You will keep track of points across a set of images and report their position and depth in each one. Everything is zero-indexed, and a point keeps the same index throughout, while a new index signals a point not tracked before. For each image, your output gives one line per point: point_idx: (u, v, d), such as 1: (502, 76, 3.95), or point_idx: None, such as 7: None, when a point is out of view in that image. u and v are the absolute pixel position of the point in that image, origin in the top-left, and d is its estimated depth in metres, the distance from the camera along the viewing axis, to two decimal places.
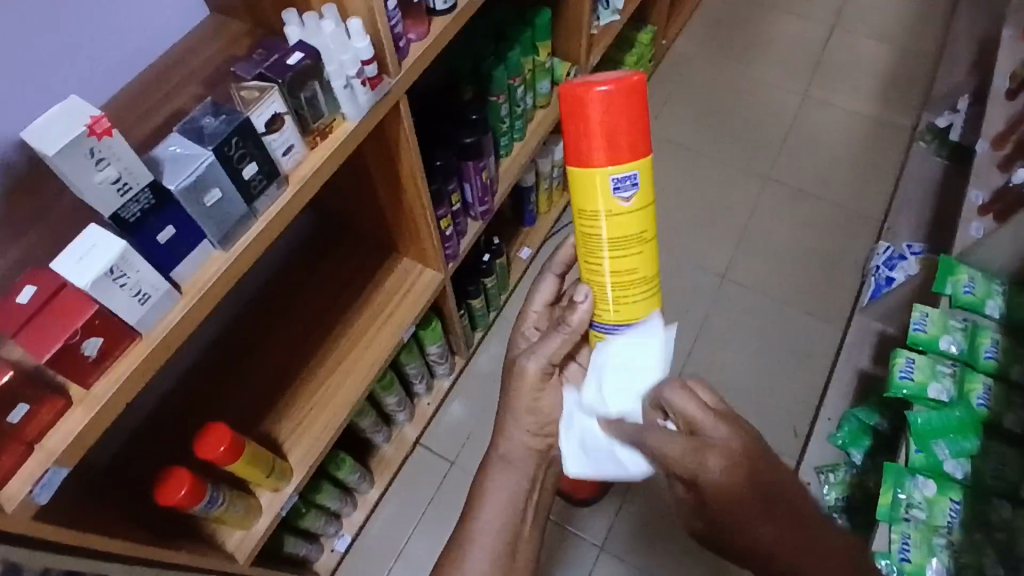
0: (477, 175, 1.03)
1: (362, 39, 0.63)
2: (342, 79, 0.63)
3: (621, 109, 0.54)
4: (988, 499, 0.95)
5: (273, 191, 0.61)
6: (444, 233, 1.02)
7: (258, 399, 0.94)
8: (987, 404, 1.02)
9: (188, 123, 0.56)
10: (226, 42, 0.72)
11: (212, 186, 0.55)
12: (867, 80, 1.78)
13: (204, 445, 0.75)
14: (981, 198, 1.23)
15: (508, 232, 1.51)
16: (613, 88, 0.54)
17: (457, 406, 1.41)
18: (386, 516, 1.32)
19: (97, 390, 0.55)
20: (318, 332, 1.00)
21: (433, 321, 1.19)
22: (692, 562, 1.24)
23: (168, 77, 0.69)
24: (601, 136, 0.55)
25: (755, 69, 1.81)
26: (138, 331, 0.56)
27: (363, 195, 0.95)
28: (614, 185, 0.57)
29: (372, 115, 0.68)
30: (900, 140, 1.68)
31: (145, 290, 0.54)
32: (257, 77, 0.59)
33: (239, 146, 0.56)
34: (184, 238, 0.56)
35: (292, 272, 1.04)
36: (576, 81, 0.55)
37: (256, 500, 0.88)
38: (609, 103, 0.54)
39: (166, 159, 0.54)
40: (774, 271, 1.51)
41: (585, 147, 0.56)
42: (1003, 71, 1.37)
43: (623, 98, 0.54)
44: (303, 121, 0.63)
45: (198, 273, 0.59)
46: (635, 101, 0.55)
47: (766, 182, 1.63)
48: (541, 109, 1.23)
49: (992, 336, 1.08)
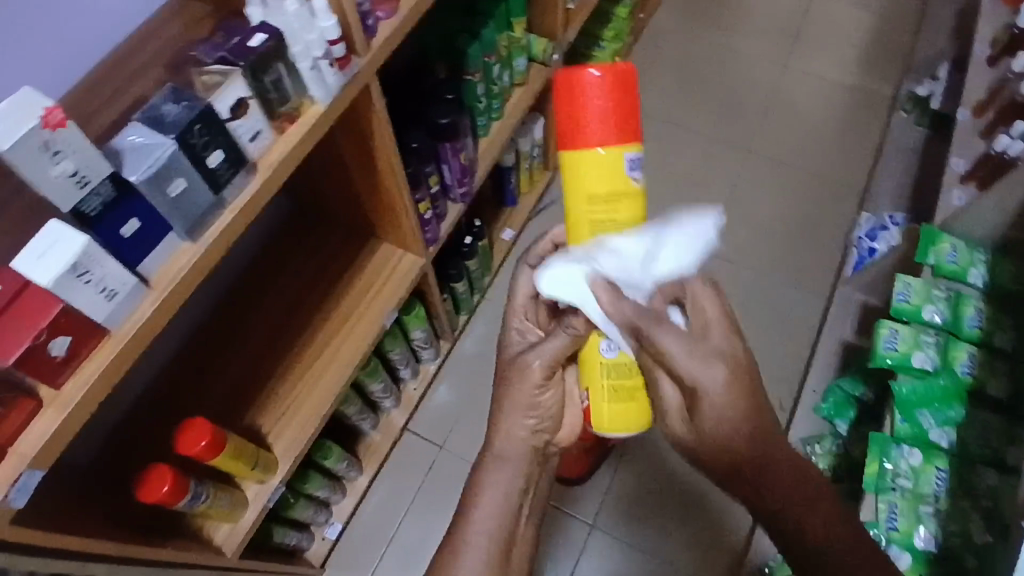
0: (454, 156, 1.01)
1: (328, 17, 0.61)
2: (308, 60, 0.60)
3: (614, 91, 0.58)
4: (973, 467, 0.96)
5: (240, 179, 0.59)
6: (423, 217, 1.00)
7: (240, 390, 0.93)
8: (971, 372, 1.02)
9: (148, 111, 0.54)
10: (189, 24, 0.69)
11: (176, 176, 0.53)
12: (847, 49, 1.77)
13: (184, 440, 0.74)
14: (962, 165, 1.24)
15: (489, 213, 1.49)
16: (604, 73, 0.58)
17: (444, 390, 1.40)
18: (377, 502, 1.32)
19: (68, 390, 0.53)
20: (298, 320, 0.99)
21: (416, 306, 1.17)
22: (682, 536, 1.26)
23: (129, 62, 0.66)
24: (598, 121, 0.59)
25: (735, 41, 1.79)
26: (107, 328, 0.54)
27: (338, 179, 0.93)
28: (630, 165, 0.60)
29: (341, 97, 0.66)
30: (881, 110, 1.67)
31: (112, 286, 0.52)
32: (220, 60, 0.57)
33: (203, 133, 0.54)
34: (149, 231, 0.54)
35: (269, 260, 1.02)
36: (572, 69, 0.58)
37: (242, 493, 0.87)
38: (602, 89, 0.58)
39: (126, 149, 0.52)
40: (758, 244, 1.51)
41: (584, 129, 0.59)
42: (983, 38, 1.37)
43: (615, 82, 0.58)
44: (270, 105, 0.61)
45: (165, 267, 0.57)
46: (627, 84, 0.58)
47: (749, 156, 1.62)
48: (518, 87, 1.21)
49: (975, 304, 1.07)
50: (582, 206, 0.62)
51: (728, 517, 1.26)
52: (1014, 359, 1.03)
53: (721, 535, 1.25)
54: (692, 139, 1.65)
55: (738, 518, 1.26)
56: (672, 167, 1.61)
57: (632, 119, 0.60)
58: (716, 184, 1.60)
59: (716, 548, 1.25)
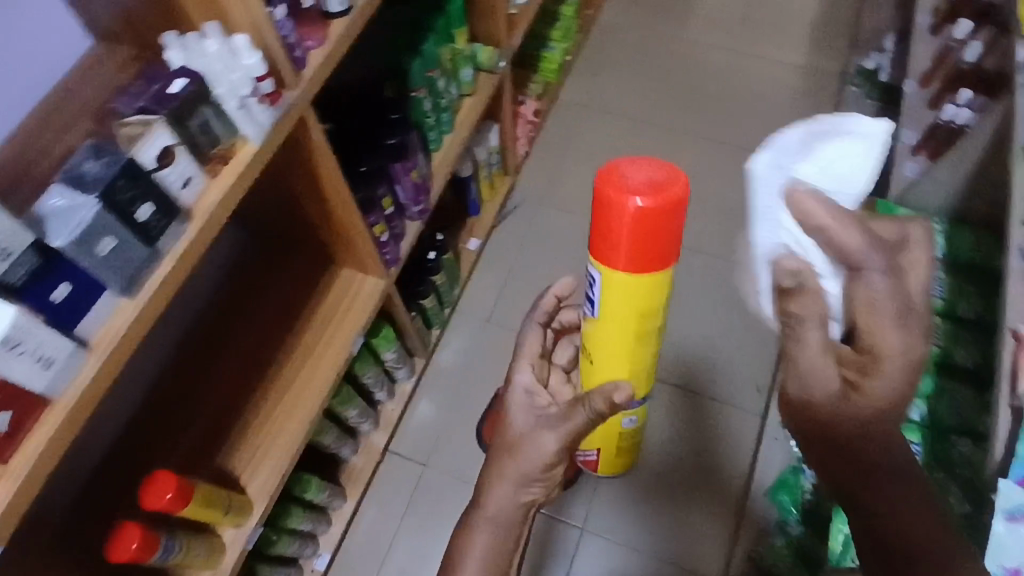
0: (406, 176, 1.00)
1: (251, 55, 0.59)
2: (234, 99, 0.59)
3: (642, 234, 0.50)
4: (947, 438, 0.97)
5: (175, 228, 0.57)
6: (380, 239, 0.99)
7: (208, 434, 0.91)
8: (936, 343, 1.03)
9: (69, 171, 0.52)
10: (116, 70, 0.67)
11: (104, 234, 0.52)
12: (795, 28, 1.78)
13: (148, 495, 0.71)
14: (913, 138, 1.25)
15: (453, 224, 1.48)
16: (648, 204, 0.49)
17: (424, 407, 1.39)
18: (365, 528, 1.30)
19: (14, 465, 0.51)
20: (262, 356, 0.97)
21: (384, 328, 1.16)
22: (674, 531, 1.25)
23: (55, 115, 0.63)
24: (621, 244, 0.52)
25: (685, 29, 1.79)
26: (50, 395, 0.52)
27: (288, 209, 0.91)
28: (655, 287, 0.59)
29: (274, 133, 0.64)
30: (832, 87, 1.69)
31: (49, 353, 0.50)
32: (140, 111, 0.56)
33: (128, 188, 0.53)
34: (82, 294, 0.53)
35: (229, 298, 1.00)
36: (614, 175, 0.50)
37: (219, 539, 0.85)
38: (641, 215, 0.49)
39: (49, 214, 0.50)
40: (724, 230, 1.52)
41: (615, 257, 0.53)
42: (923, 8, 1.38)
43: (645, 226, 0.50)
44: (198, 150, 0.59)
45: (106, 326, 0.55)
46: (658, 225, 0.50)
47: (707, 143, 1.63)
48: (468, 97, 1.20)
49: (936, 275, 1.09)
50: (635, 321, 0.60)
51: (716, 507, 1.27)
52: (977, 328, 1.05)
53: (712, 526, 1.26)
54: (650, 132, 1.65)
55: (727, 505, 1.27)
56: None
57: (652, 260, 0.53)
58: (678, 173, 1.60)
59: (708, 539, 1.25)
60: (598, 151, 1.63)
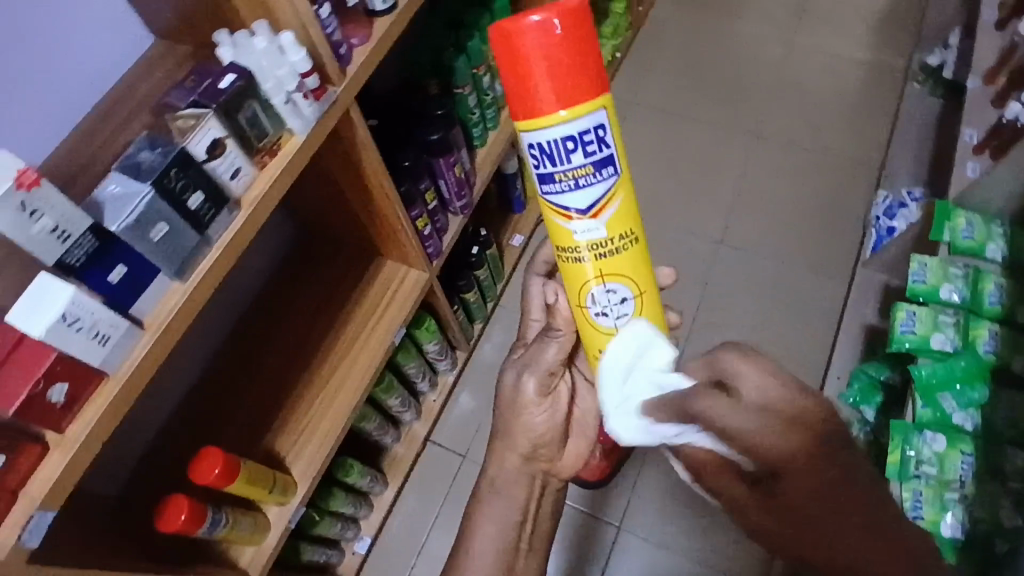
0: (449, 171, 1.02)
1: (297, 52, 0.62)
2: (282, 95, 0.62)
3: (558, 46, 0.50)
4: (1003, 449, 0.94)
5: (224, 217, 0.61)
6: (423, 233, 1.01)
7: (258, 416, 0.95)
8: (993, 350, 1.00)
9: (126, 160, 0.56)
10: (173, 68, 0.70)
11: (157, 220, 0.55)
12: (855, 23, 1.72)
13: (198, 469, 0.75)
14: (975, 136, 1.19)
15: (497, 220, 1.50)
16: (548, 16, 0.49)
17: (465, 399, 1.41)
18: (405, 513, 1.33)
19: (72, 433, 0.55)
20: (311, 341, 1.01)
21: (426, 320, 1.18)
22: (715, 532, 1.24)
23: (116, 109, 0.67)
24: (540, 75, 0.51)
25: (741, 24, 1.76)
26: (104, 371, 0.55)
27: (334, 199, 0.94)
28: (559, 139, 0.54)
29: (320, 127, 0.67)
30: (893, 84, 1.63)
31: (104, 330, 0.54)
32: (192, 104, 0.59)
33: (179, 176, 0.56)
34: (137, 276, 0.56)
35: (279, 287, 1.04)
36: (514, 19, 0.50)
37: (264, 516, 0.89)
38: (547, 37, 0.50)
39: (107, 199, 0.54)
40: (775, 229, 1.49)
41: (527, 95, 0.52)
42: (991, 2, 1.34)
43: (568, 34, 0.50)
44: (248, 143, 0.62)
45: (158, 307, 0.59)
46: (579, 32, 0.50)
47: (760, 141, 1.59)
48: (514, 94, 1.21)
49: (996, 280, 1.05)
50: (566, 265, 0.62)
51: None
52: None
53: None
54: (701, 129, 1.62)
55: None
56: (683, 158, 1.59)
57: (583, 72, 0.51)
58: (730, 170, 1.57)
59: (749, 541, 1.22)
60: (647, 148, 1.61)
